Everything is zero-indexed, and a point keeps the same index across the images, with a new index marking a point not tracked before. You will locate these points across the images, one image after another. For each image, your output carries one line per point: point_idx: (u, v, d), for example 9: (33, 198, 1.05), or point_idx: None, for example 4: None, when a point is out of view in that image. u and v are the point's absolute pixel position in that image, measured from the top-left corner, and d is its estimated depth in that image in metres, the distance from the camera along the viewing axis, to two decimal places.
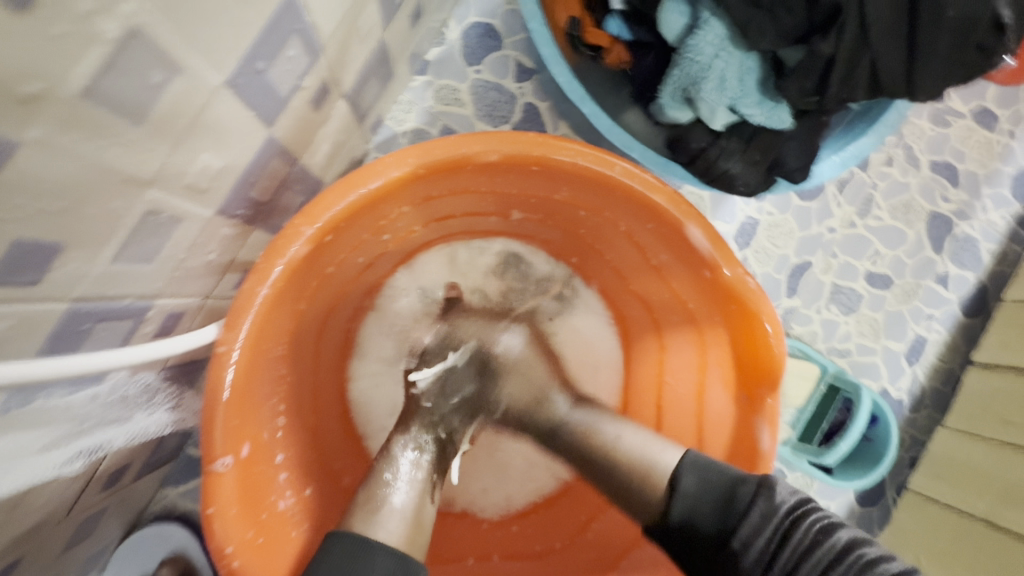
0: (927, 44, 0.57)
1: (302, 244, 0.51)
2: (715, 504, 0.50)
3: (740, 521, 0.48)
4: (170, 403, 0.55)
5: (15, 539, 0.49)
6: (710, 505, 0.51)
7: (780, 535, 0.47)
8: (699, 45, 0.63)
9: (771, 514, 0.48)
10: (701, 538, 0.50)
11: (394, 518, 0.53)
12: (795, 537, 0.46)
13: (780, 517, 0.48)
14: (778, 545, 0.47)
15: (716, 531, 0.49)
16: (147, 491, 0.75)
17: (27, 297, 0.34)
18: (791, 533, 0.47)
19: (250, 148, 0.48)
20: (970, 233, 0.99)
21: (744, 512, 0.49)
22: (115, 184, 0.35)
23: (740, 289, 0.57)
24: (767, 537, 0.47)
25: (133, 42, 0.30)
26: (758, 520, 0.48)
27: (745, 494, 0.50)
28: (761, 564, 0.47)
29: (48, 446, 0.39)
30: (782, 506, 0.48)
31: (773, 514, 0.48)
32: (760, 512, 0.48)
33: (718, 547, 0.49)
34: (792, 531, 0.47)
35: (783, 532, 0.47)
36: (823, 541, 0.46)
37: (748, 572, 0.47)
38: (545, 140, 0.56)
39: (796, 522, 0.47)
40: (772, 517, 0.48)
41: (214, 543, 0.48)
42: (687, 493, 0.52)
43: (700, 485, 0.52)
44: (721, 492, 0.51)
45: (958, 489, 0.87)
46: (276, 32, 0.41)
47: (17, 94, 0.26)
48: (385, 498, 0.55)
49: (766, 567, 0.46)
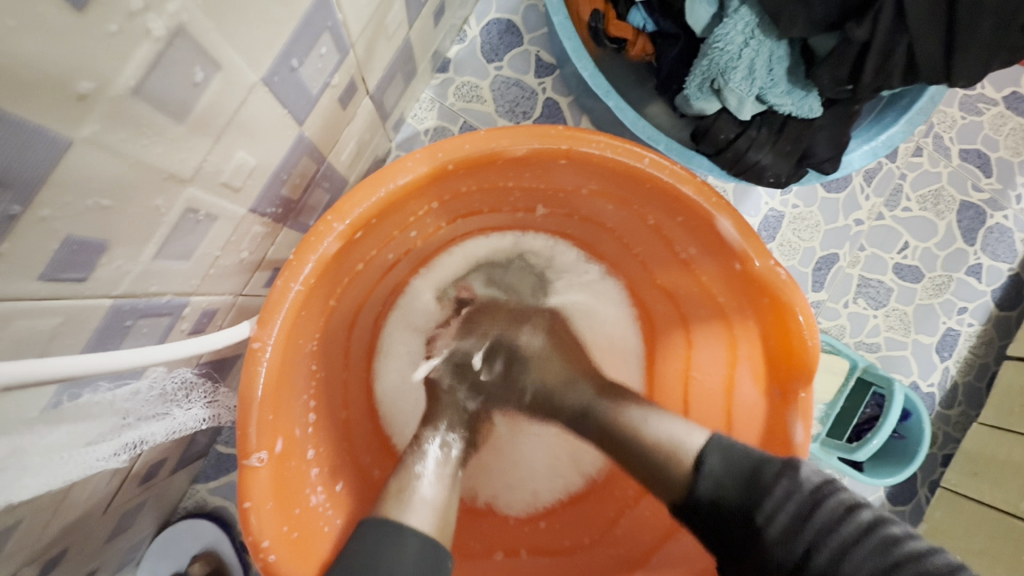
0: (969, 27, 0.55)
1: (333, 240, 0.52)
2: (739, 482, 0.54)
3: (762, 504, 0.51)
4: (206, 398, 0.56)
5: (60, 532, 0.50)
6: (734, 483, 0.54)
7: (804, 513, 0.49)
8: (728, 34, 0.62)
9: (793, 494, 0.50)
10: (728, 518, 0.53)
11: (424, 508, 0.56)
12: (819, 514, 0.48)
13: (803, 497, 0.50)
14: (801, 522, 0.49)
15: (742, 510, 0.52)
16: (180, 487, 0.76)
17: (76, 293, 0.35)
18: (816, 511, 0.48)
19: (282, 146, 0.48)
20: (1004, 224, 0.96)
21: (768, 489, 0.51)
22: (158, 182, 0.36)
23: (771, 281, 0.57)
24: (792, 514, 0.49)
25: (177, 40, 0.30)
26: (782, 496, 0.50)
27: (769, 474, 0.52)
28: (786, 537, 0.49)
29: (92, 440, 0.39)
30: (806, 483, 0.50)
31: (797, 492, 0.50)
32: (782, 490, 0.51)
33: (744, 525, 0.52)
34: (817, 510, 0.48)
35: (807, 510, 0.49)
36: (847, 515, 0.47)
37: (775, 549, 0.49)
38: (573, 133, 0.55)
39: (820, 499, 0.49)
40: (797, 494, 0.50)
41: (250, 536, 0.49)
42: (712, 470, 0.55)
43: (724, 465, 0.55)
44: (743, 472, 0.54)
45: (999, 488, 0.84)
46: (309, 30, 0.42)
47: (70, 92, 0.27)
48: (414, 488, 0.59)
49: (790, 544, 0.49)
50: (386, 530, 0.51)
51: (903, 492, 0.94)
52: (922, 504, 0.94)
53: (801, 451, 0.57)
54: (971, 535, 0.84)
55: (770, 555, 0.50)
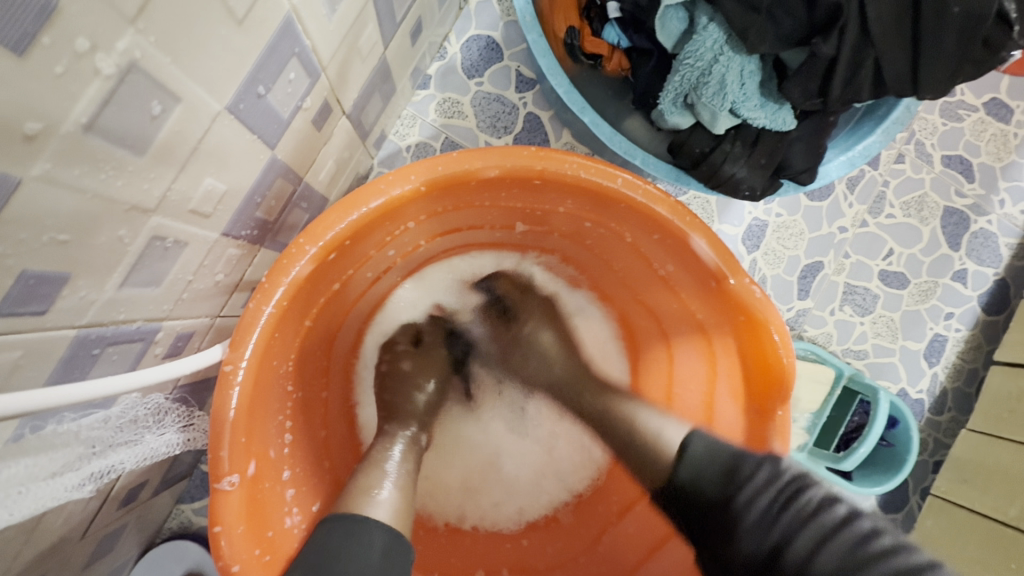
0: (933, 42, 0.56)
1: (306, 263, 0.52)
2: (722, 468, 0.53)
3: (740, 488, 0.51)
4: (181, 422, 0.55)
5: (34, 559, 0.50)
6: (716, 471, 0.53)
7: (782, 501, 0.48)
8: (698, 51, 0.63)
9: (773, 481, 0.50)
10: (707, 504, 0.53)
11: (386, 502, 0.54)
12: (797, 501, 0.47)
13: (782, 485, 0.49)
14: (780, 508, 0.48)
15: (720, 493, 0.52)
16: (164, 508, 0.76)
17: (37, 326, 0.35)
18: (793, 499, 0.48)
19: (253, 170, 0.48)
20: (988, 229, 0.97)
21: (749, 476, 0.51)
22: (120, 214, 0.36)
23: (747, 299, 0.57)
24: (769, 501, 0.48)
25: (131, 75, 0.31)
26: (765, 481, 0.50)
27: (752, 462, 0.52)
28: (763, 523, 0.48)
29: (57, 471, 0.38)
30: (787, 473, 0.50)
31: (777, 480, 0.49)
32: (763, 477, 0.50)
33: (721, 511, 0.51)
34: (795, 497, 0.48)
35: (784, 499, 0.48)
36: (823, 506, 0.46)
37: (749, 534, 0.48)
38: (546, 154, 0.56)
39: (799, 488, 0.48)
40: (775, 482, 0.49)
41: (221, 562, 0.48)
42: (694, 457, 0.55)
43: (707, 453, 0.55)
44: (724, 462, 0.53)
45: (987, 494, 0.84)
46: (275, 58, 0.42)
47: (17, 134, 0.27)
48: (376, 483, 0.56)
49: (766, 531, 0.47)
50: (351, 525, 0.49)
51: (894, 501, 0.93)
52: (915, 512, 0.94)
53: None
54: (959, 542, 0.84)
55: (745, 545, 0.48)
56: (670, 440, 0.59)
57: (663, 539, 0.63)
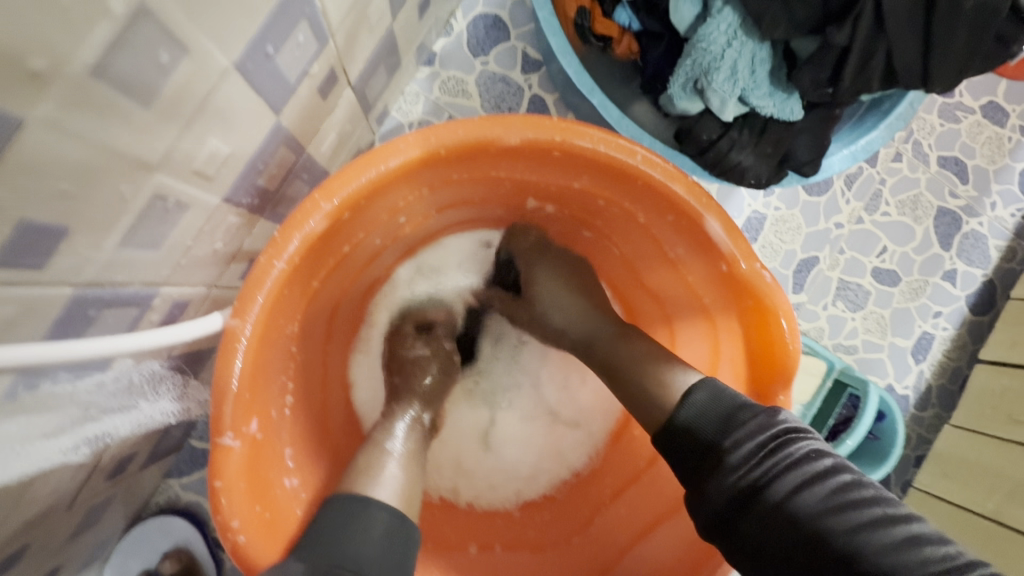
0: (945, 35, 0.57)
1: (320, 220, 0.51)
2: (720, 415, 0.51)
3: (733, 433, 0.50)
4: (175, 392, 0.54)
5: (21, 527, 0.49)
6: (713, 420, 0.51)
7: (771, 448, 0.48)
8: (712, 35, 0.63)
9: (766, 429, 0.49)
10: (696, 445, 0.51)
11: (392, 483, 0.54)
12: (785, 453, 0.47)
13: (775, 433, 0.49)
14: (768, 452, 0.48)
15: (712, 439, 0.51)
16: (151, 483, 0.74)
17: (34, 281, 0.34)
18: (782, 449, 0.47)
19: (257, 135, 0.47)
20: (979, 230, 0.98)
21: (743, 422, 0.50)
22: (123, 167, 0.35)
23: (757, 284, 0.57)
24: (759, 447, 0.48)
25: (141, 20, 0.29)
26: (757, 428, 0.49)
27: (747, 413, 0.51)
28: (747, 464, 0.48)
29: (50, 432, 0.37)
30: (781, 423, 0.49)
31: (768, 430, 0.49)
32: (757, 425, 0.49)
33: (709, 452, 0.50)
34: (784, 447, 0.47)
35: (774, 444, 0.48)
36: (812, 457, 0.47)
37: (733, 473, 0.48)
38: (567, 125, 0.55)
39: (791, 438, 0.48)
40: (769, 430, 0.49)
41: (220, 516, 0.48)
42: (695, 403, 0.53)
43: (709, 399, 0.52)
44: (725, 408, 0.51)
45: (967, 488, 0.86)
46: (286, 17, 0.41)
47: (24, 72, 0.26)
48: (382, 466, 0.56)
49: (752, 470, 0.47)
50: (353, 507, 0.49)
51: None
52: None
53: None
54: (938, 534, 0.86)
55: (727, 480, 0.48)
56: (674, 383, 0.56)
57: (655, 521, 0.64)
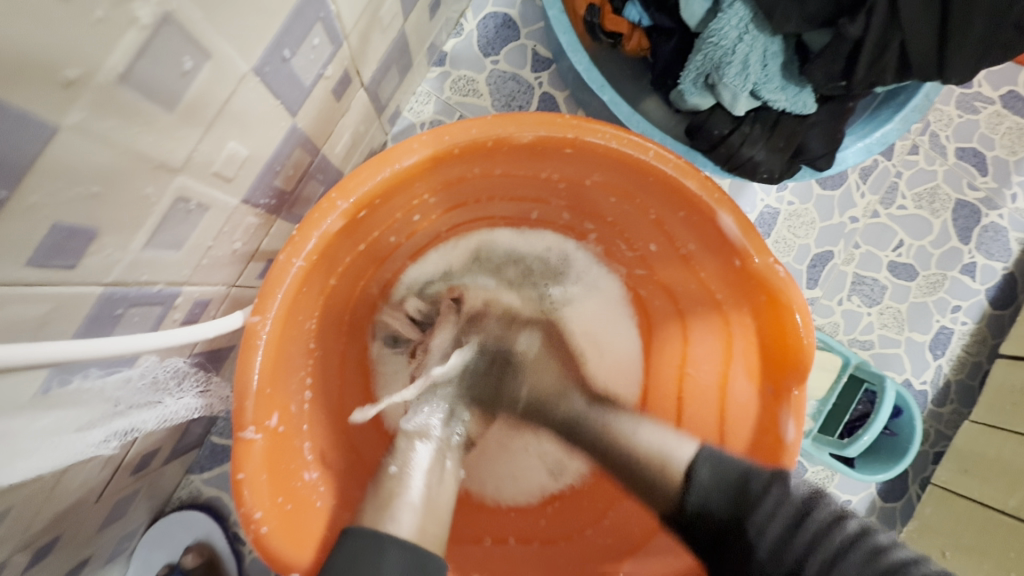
0: (961, 25, 0.56)
1: (336, 218, 0.52)
2: (730, 492, 0.54)
3: (753, 508, 0.52)
4: (198, 387, 0.56)
5: (52, 519, 0.51)
6: (723, 494, 0.55)
7: (793, 527, 0.48)
8: (722, 29, 0.63)
9: (783, 502, 0.50)
10: (719, 527, 0.54)
11: (410, 513, 0.54)
12: (810, 522, 0.48)
13: (793, 508, 0.49)
14: (792, 534, 0.48)
15: (731, 518, 0.53)
16: (173, 479, 0.76)
17: (65, 280, 0.35)
18: (805, 523, 0.48)
19: (274, 137, 0.48)
20: (999, 223, 0.96)
21: (759, 499, 0.52)
22: (147, 170, 0.36)
23: (770, 278, 0.57)
24: (782, 531, 0.49)
25: (165, 27, 0.30)
26: (774, 505, 0.51)
27: (759, 484, 0.53)
28: (776, 554, 0.48)
29: (83, 426, 0.39)
30: (795, 495, 0.51)
31: (784, 504, 0.50)
32: (773, 500, 0.51)
33: (733, 537, 0.52)
34: (807, 518, 0.48)
35: (797, 521, 0.48)
36: (837, 523, 0.46)
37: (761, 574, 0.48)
38: (578, 122, 0.55)
39: (811, 509, 0.48)
40: (786, 504, 0.50)
41: (243, 508, 0.49)
42: (701, 482, 0.56)
43: (713, 476, 0.56)
44: (735, 478, 0.55)
45: (987, 484, 0.85)
46: (302, 21, 0.42)
47: (56, 79, 0.27)
48: (398, 490, 0.57)
49: (781, 560, 0.47)
50: (369, 548, 0.47)
51: (894, 489, 0.94)
52: (914, 502, 0.94)
53: (791, 449, 0.58)
54: (961, 531, 0.84)
55: (762, 563, 0.49)
56: (672, 465, 0.60)
57: None
